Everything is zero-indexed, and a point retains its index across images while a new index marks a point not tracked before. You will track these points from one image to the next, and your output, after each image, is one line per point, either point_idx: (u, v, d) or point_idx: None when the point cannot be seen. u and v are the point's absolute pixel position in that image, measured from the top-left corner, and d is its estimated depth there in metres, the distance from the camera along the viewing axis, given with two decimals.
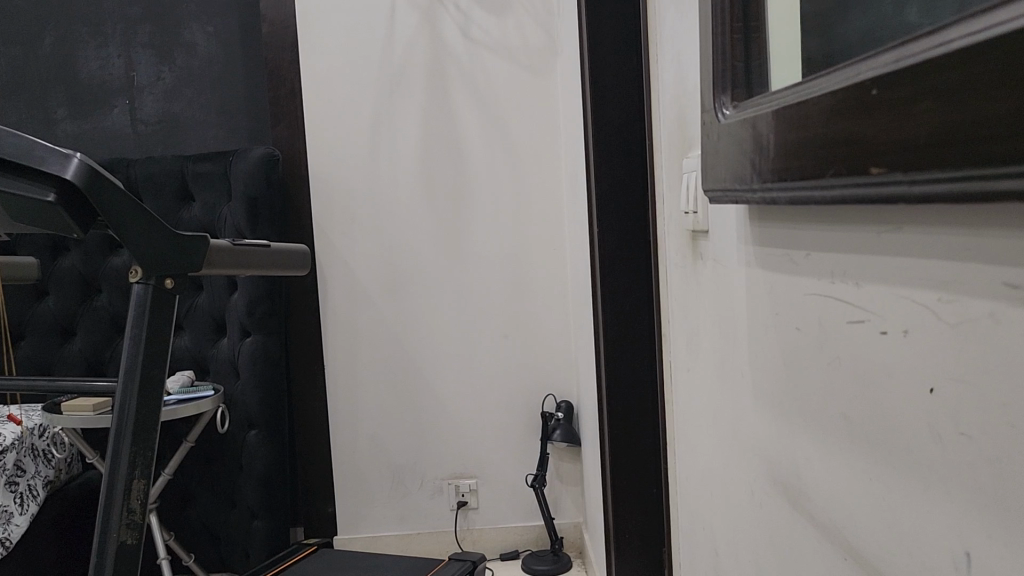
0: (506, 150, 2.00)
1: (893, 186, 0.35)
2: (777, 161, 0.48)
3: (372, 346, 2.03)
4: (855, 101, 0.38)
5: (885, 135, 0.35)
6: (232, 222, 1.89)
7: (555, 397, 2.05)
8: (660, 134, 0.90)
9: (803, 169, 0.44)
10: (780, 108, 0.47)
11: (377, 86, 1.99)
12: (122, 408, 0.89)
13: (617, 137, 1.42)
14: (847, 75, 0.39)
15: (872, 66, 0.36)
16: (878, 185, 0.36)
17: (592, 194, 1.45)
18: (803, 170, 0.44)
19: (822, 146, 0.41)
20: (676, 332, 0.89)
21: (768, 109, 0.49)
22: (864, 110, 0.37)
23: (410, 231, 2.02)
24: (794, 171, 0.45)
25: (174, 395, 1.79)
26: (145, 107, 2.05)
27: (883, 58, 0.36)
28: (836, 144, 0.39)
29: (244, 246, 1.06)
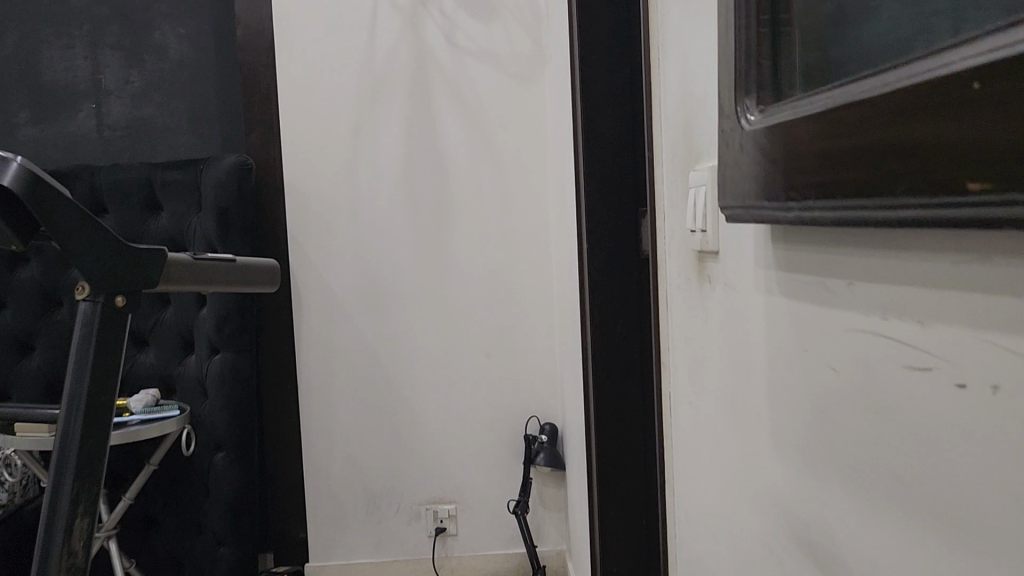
0: (491, 161, 1.93)
1: (978, 209, 0.28)
2: (821, 173, 0.40)
3: (348, 364, 1.95)
4: (926, 102, 0.30)
5: (970, 145, 0.28)
6: (201, 234, 1.80)
7: (539, 420, 1.97)
8: (661, 146, 0.82)
9: (857, 184, 0.36)
10: (823, 111, 0.39)
11: (357, 93, 1.91)
12: (64, 441, 0.79)
13: (608, 148, 1.35)
14: (911, 71, 0.32)
15: (942, 61, 0.29)
16: (957, 207, 0.29)
17: (582, 208, 1.38)
18: (857, 186, 0.36)
19: (883, 156, 0.34)
20: (677, 361, 0.81)
21: (806, 113, 0.42)
22: (937, 113, 0.29)
23: (389, 244, 1.93)
24: (844, 186, 0.38)
25: (137, 415, 1.69)
26: (112, 111, 1.96)
27: (957, 50, 0.29)
28: (902, 155, 0.32)
29: (208, 261, 0.97)
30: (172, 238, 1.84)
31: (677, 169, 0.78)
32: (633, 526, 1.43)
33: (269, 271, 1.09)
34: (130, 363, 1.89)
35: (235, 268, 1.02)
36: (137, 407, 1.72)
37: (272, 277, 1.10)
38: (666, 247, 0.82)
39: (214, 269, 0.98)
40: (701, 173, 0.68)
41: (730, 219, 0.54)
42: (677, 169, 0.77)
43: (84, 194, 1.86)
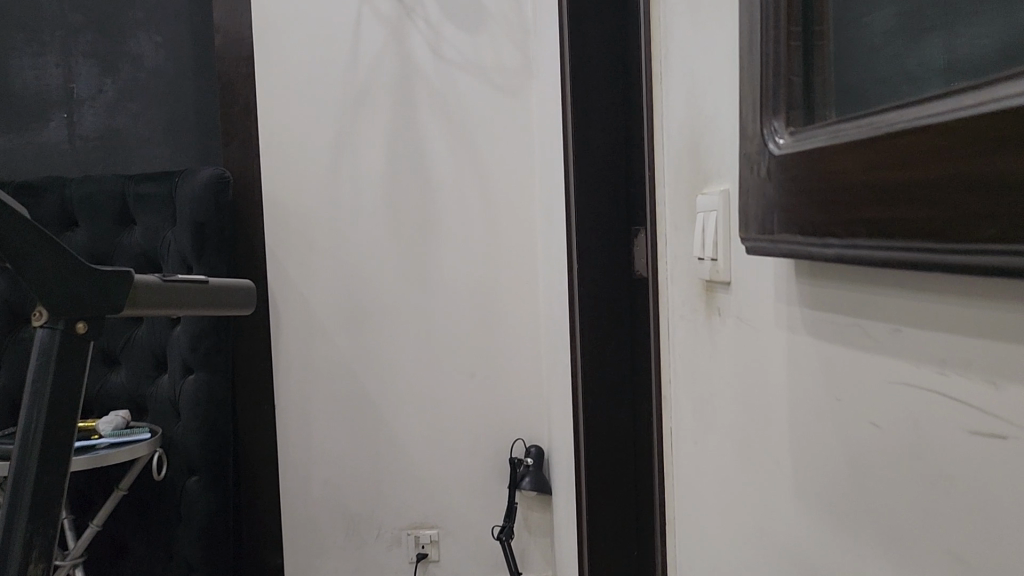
0: (477, 176, 1.88)
1: None
2: (866, 207, 0.35)
3: (327, 384, 1.88)
4: (1006, 131, 0.26)
5: None
6: (176, 248, 1.73)
7: (525, 442, 1.91)
8: (664, 166, 0.78)
9: (915, 223, 0.31)
10: (869, 137, 0.35)
11: (339, 105, 1.85)
12: (16, 484, 0.71)
13: (600, 165, 1.31)
14: (982, 95, 0.27)
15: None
16: None
17: (573, 227, 1.33)
18: (914, 224, 0.32)
19: (947, 193, 0.29)
20: (680, 395, 0.76)
21: (846, 138, 0.37)
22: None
23: (371, 261, 1.88)
24: (898, 224, 0.33)
25: (107, 437, 1.62)
26: (84, 121, 1.90)
27: None
28: (974, 194, 0.28)
29: (178, 283, 0.91)
30: (146, 253, 1.77)
31: (682, 190, 0.73)
32: (624, 557, 1.38)
33: (242, 293, 1.03)
34: (100, 382, 1.81)
35: (206, 290, 0.96)
36: (107, 429, 1.65)
37: (246, 299, 1.04)
38: (669, 274, 0.77)
39: (184, 292, 0.92)
40: (712, 197, 0.63)
41: (753, 252, 0.49)
42: (682, 191, 0.73)
43: (54, 207, 1.79)
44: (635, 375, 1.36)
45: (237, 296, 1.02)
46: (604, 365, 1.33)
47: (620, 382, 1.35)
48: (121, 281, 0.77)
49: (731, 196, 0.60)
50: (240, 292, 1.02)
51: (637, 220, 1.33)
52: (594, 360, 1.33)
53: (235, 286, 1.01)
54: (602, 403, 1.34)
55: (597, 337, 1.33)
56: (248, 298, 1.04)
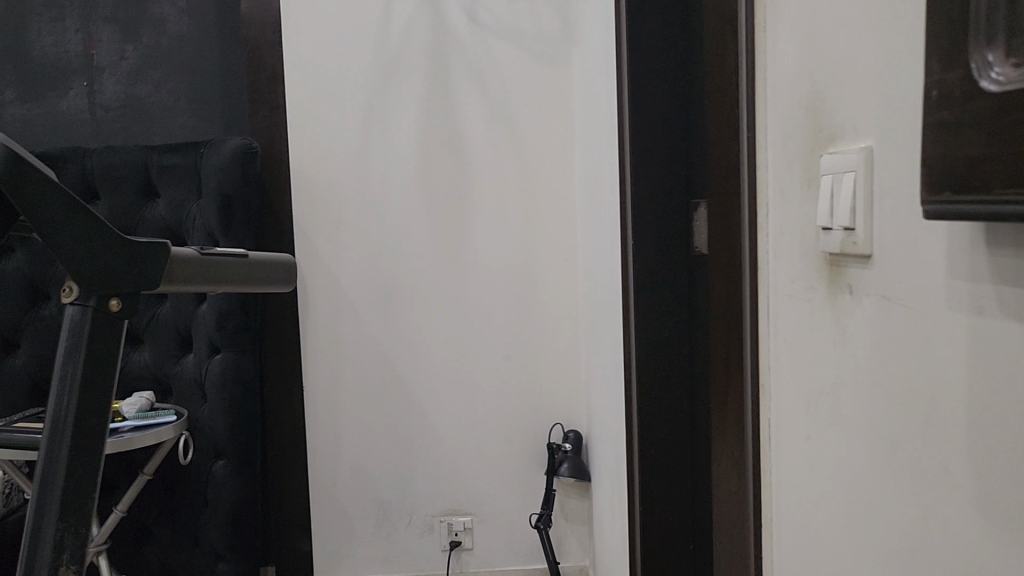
0: (513, 147, 1.79)
1: None
2: None
3: (357, 365, 1.81)
4: None
5: None
6: (202, 222, 1.66)
7: (563, 427, 1.83)
8: (768, 124, 0.69)
9: None
10: None
11: (370, 72, 1.77)
12: (45, 476, 0.62)
13: (657, 133, 1.22)
14: None
15: None
16: None
17: (628, 199, 1.25)
18: None
19: None
20: (785, 384, 0.68)
21: None
22: None
23: (403, 237, 1.79)
24: None
25: (130, 420, 1.55)
26: (104, 89, 1.81)
27: None
28: None
29: (217, 258, 0.83)
30: (170, 228, 1.70)
31: (794, 151, 0.64)
32: (678, 551, 1.31)
33: (282, 267, 0.95)
34: (123, 362, 1.74)
35: (246, 265, 0.88)
36: (130, 411, 1.58)
37: (287, 274, 0.96)
38: (774, 247, 0.69)
39: (224, 268, 0.84)
40: (850, 156, 0.54)
41: (940, 215, 0.40)
42: (796, 151, 0.64)
43: (74, 179, 1.72)
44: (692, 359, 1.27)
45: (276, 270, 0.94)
46: (659, 348, 1.26)
47: (676, 366, 1.27)
48: (158, 253, 0.69)
49: (878, 153, 0.51)
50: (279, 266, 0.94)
51: (696, 192, 1.23)
52: (648, 342, 1.25)
53: (275, 261, 0.93)
54: (657, 388, 1.26)
55: (652, 318, 1.25)
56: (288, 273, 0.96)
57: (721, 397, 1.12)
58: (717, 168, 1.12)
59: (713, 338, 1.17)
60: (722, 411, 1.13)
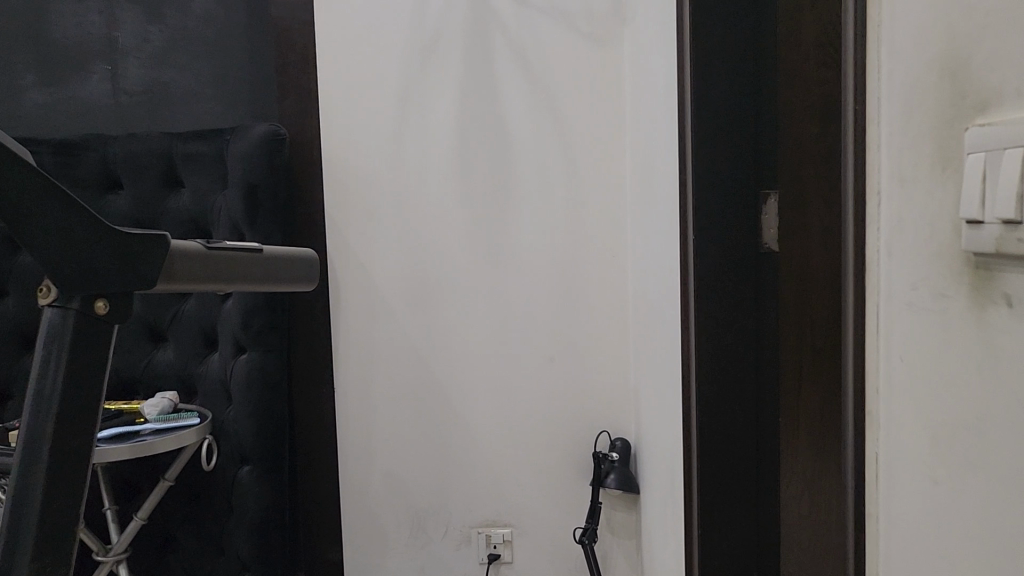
0: (559, 134, 1.67)
1: None
2: None
3: (390, 366, 1.71)
4: None
5: None
6: (228, 214, 1.57)
7: (610, 435, 1.70)
8: (885, 94, 0.56)
9: None
10: None
11: (406, 54, 1.66)
12: (18, 504, 0.51)
13: (723, 115, 1.10)
14: None
15: None
16: None
17: (688, 189, 1.12)
18: None
19: None
20: (900, 413, 0.55)
21: None
22: None
23: (440, 230, 1.69)
24: None
25: (151, 424, 1.46)
26: (128, 73, 1.73)
27: None
28: None
29: (227, 251, 0.73)
30: (195, 219, 1.62)
31: (924, 125, 0.51)
32: None
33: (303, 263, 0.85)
34: (146, 360, 1.66)
35: (261, 260, 0.77)
36: (152, 413, 1.49)
37: (309, 271, 0.86)
38: (889, 242, 0.56)
39: (235, 263, 0.74)
40: (1013, 128, 0.41)
41: None
42: (927, 125, 0.51)
43: (97, 168, 1.64)
44: (758, 366, 1.14)
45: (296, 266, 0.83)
46: (721, 354, 1.13)
47: (740, 374, 1.14)
48: (153, 244, 0.57)
49: None
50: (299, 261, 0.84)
51: (766, 181, 1.10)
52: (709, 348, 1.13)
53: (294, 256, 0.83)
54: (719, 399, 1.14)
55: (714, 321, 1.12)
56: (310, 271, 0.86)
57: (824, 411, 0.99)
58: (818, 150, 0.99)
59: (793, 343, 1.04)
60: (815, 426, 1.00)
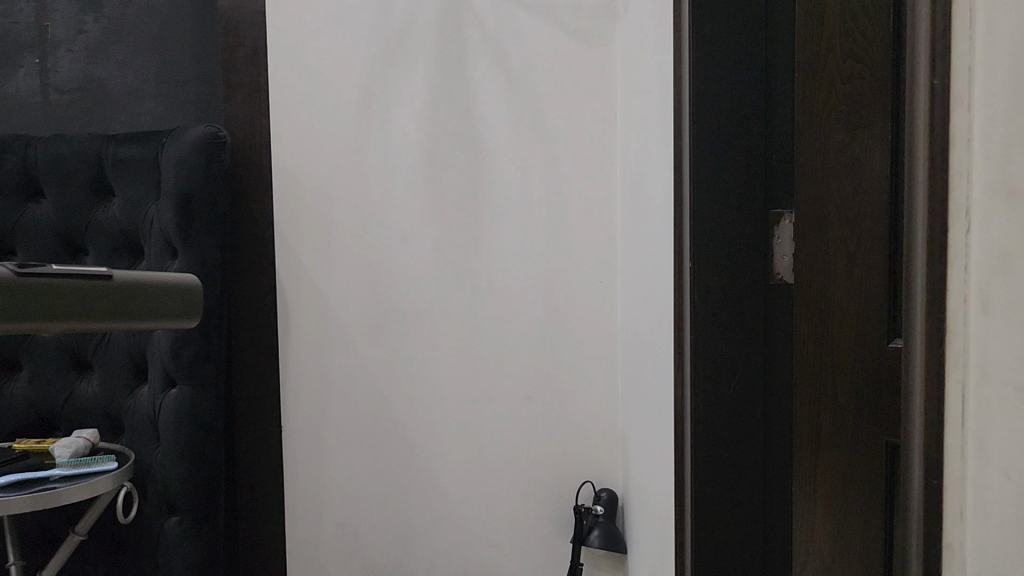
0: (541, 143, 1.48)
1: None
2: None
3: (346, 402, 1.51)
4: None
5: None
6: (159, 227, 1.38)
7: (595, 486, 1.50)
8: (982, 62, 0.36)
9: None
10: None
11: (371, 53, 1.48)
12: None
13: (729, 117, 0.89)
14: None
15: None
16: None
17: (684, 211, 0.92)
18: None
19: None
20: (1006, 559, 0.35)
21: None
22: None
23: (407, 249, 1.50)
24: None
25: (59, 468, 1.25)
26: (59, 68, 1.54)
27: None
28: None
29: (35, 274, 0.40)
30: (124, 233, 1.42)
31: None
32: None
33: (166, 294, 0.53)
34: (68, 391, 1.46)
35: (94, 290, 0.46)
36: (62, 457, 1.28)
37: (181, 307, 0.55)
38: (987, 289, 0.36)
39: (50, 292, 0.41)
40: None
41: None
42: None
43: (15, 172, 1.44)
44: (765, 429, 0.92)
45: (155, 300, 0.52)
46: (723, 410, 0.91)
47: (745, 438, 0.91)
48: None
49: None
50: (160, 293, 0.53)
51: (780, 198, 0.90)
52: (710, 402, 0.91)
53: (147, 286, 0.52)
54: (721, 467, 0.91)
55: (716, 368, 0.91)
56: (182, 308, 0.55)
57: (876, 450, 0.88)
58: (869, 189, 0.86)
59: (839, 380, 0.89)
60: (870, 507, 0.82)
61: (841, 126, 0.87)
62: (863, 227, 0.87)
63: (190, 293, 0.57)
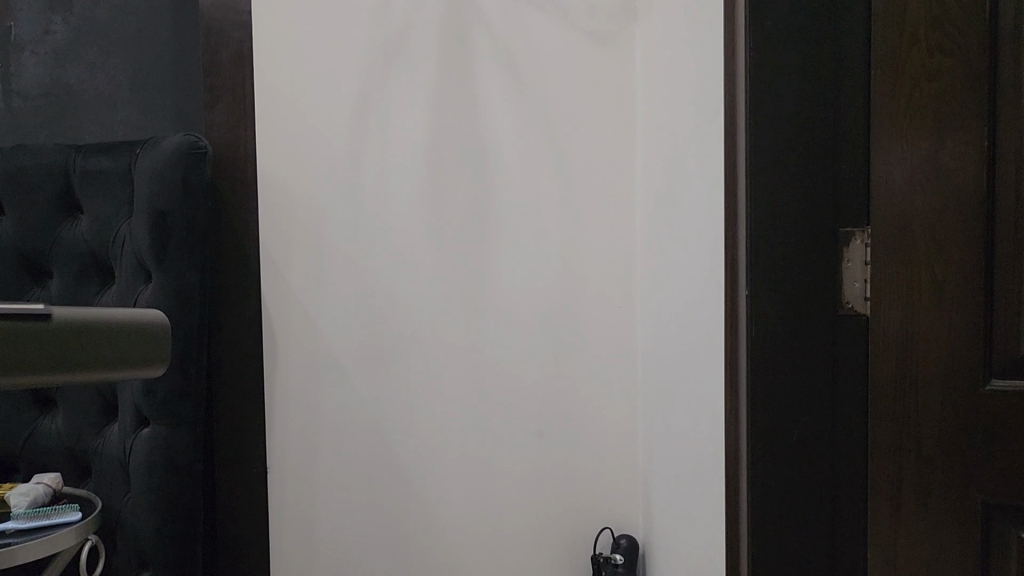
0: (555, 156, 1.36)
1: None
2: None
3: (339, 441, 1.37)
4: None
5: None
6: (133, 247, 1.24)
7: (614, 531, 1.37)
8: None
9: None
10: None
11: (367, 55, 1.35)
12: None
13: (790, 126, 0.78)
14: None
15: None
16: None
17: (740, 229, 0.81)
18: None
19: None
20: None
21: None
22: None
23: (407, 272, 1.36)
24: None
25: (15, 519, 1.10)
26: (24, 72, 1.41)
27: None
28: None
29: None
30: (94, 253, 1.29)
31: None
32: None
33: (88, 336, 0.34)
34: (29, 430, 1.31)
35: None
36: (20, 506, 1.13)
37: (112, 352, 0.36)
38: None
39: None
40: None
41: None
42: None
43: None
44: (835, 487, 0.79)
45: (69, 347, 0.33)
46: (785, 461, 0.79)
47: (810, 496, 0.78)
48: None
49: None
50: (80, 334, 0.34)
51: (852, 213, 0.78)
52: (770, 452, 0.79)
53: (53, 325, 0.32)
54: (782, 527, 0.79)
55: (775, 413, 0.79)
56: (114, 354, 0.36)
57: (972, 515, 0.75)
58: (960, 210, 0.75)
59: (930, 436, 0.76)
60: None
61: (929, 131, 0.75)
62: (952, 254, 0.75)
63: (129, 327, 0.38)
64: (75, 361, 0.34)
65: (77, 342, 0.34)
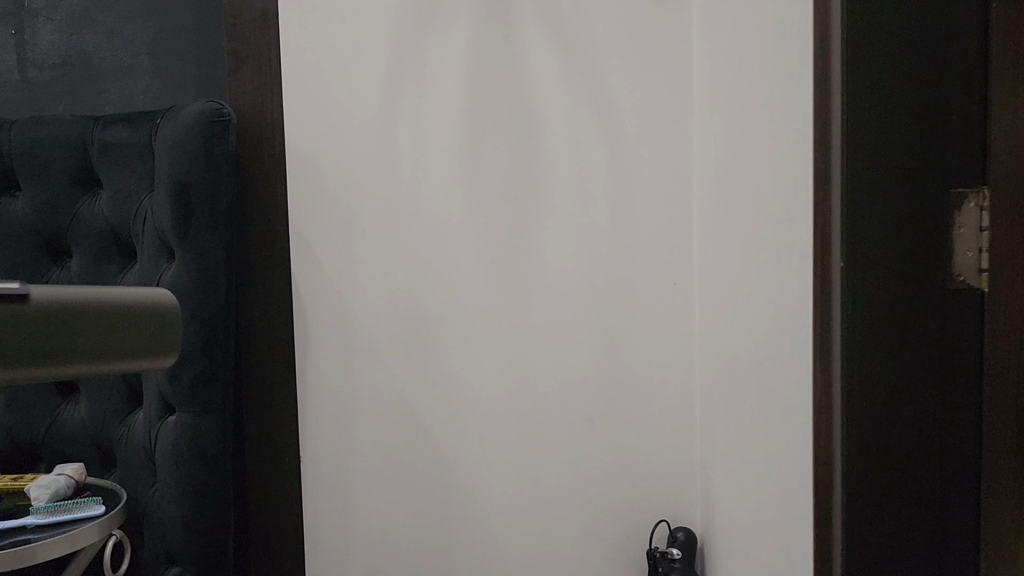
0: (604, 121, 1.26)
1: None
2: None
3: (375, 428, 1.29)
4: None
5: None
6: (154, 223, 1.16)
7: (670, 525, 1.28)
8: None
9: None
10: None
11: (400, 16, 1.26)
12: None
13: (893, 72, 0.67)
14: None
15: None
16: None
17: (833, 194, 0.70)
18: None
19: None
20: None
21: None
22: None
23: (446, 246, 1.27)
24: None
25: (35, 514, 1.03)
26: (39, 39, 1.33)
27: None
28: None
29: None
30: (114, 231, 1.21)
31: None
32: None
33: (82, 318, 0.26)
34: (50, 418, 1.25)
35: None
36: (40, 500, 1.06)
37: (121, 336, 0.28)
38: None
39: None
40: None
41: None
42: None
43: None
44: (943, 488, 0.69)
45: (51, 336, 0.25)
46: (886, 460, 0.69)
47: (913, 497, 0.69)
48: None
49: None
50: (65, 317, 0.25)
51: (964, 174, 0.68)
52: (868, 449, 0.69)
53: (29, 308, 0.24)
54: (881, 531, 0.69)
55: (873, 407, 0.69)
56: (122, 336, 0.28)
57: None
58: None
59: None
60: None
61: None
62: None
63: (129, 309, 0.28)
64: (73, 352, 0.26)
65: (78, 326, 0.26)
